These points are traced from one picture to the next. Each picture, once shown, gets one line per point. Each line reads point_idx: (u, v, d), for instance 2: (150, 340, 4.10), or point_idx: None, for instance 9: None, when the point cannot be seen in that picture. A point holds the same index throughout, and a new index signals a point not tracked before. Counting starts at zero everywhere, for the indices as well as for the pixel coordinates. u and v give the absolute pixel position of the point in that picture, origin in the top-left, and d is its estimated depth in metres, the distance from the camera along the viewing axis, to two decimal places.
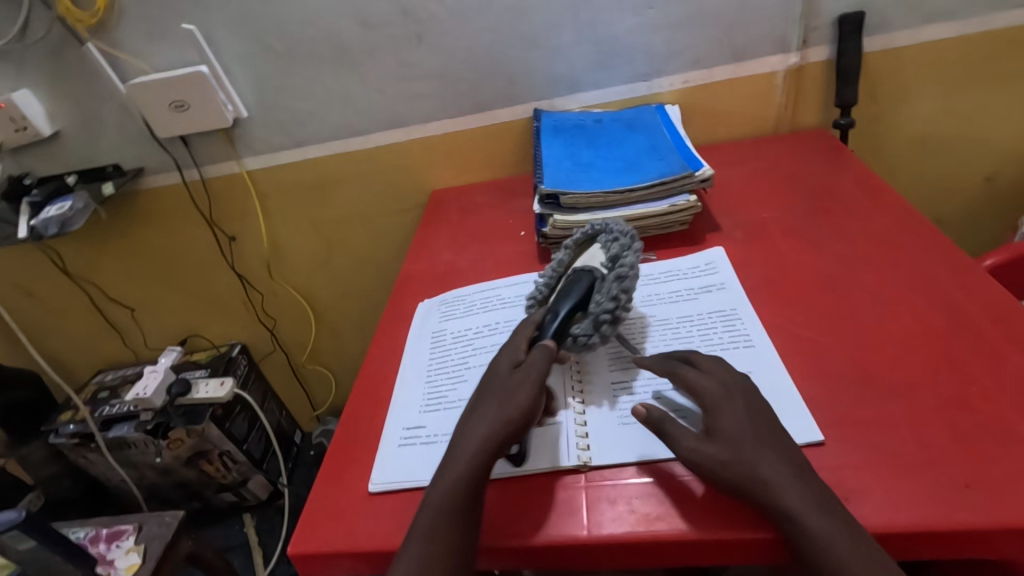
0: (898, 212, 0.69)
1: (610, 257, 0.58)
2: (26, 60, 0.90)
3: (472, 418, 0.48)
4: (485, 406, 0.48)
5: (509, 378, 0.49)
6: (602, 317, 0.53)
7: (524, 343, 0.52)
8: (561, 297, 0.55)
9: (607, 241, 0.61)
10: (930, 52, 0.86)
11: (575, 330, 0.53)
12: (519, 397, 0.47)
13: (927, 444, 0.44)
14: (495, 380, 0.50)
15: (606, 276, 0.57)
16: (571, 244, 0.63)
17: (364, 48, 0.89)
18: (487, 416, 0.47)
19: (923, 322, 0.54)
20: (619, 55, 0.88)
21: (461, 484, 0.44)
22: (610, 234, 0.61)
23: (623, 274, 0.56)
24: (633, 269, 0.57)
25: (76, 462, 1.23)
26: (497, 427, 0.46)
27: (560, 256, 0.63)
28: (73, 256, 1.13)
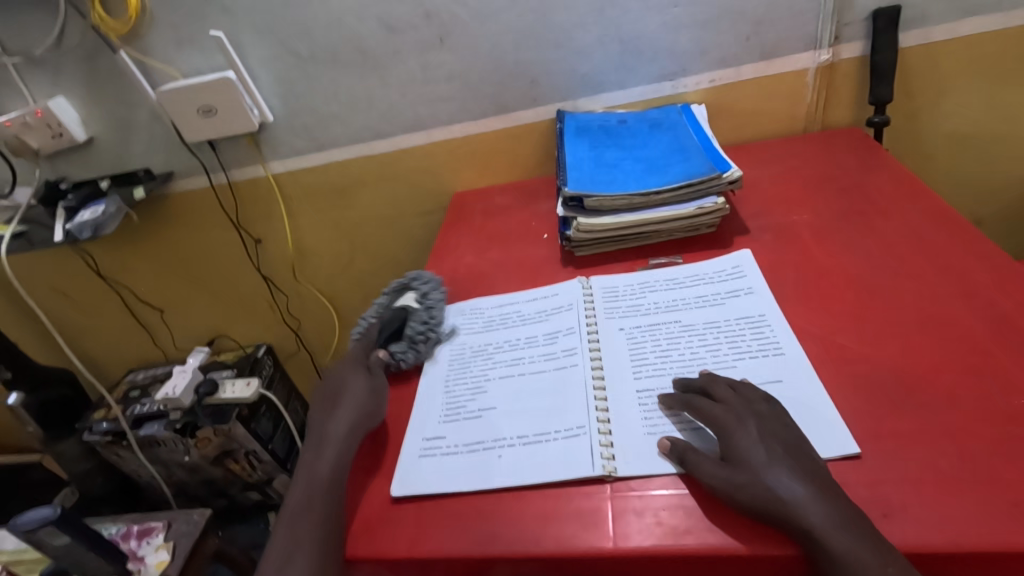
0: (937, 215, 0.66)
1: (420, 297, 0.69)
2: (62, 68, 0.93)
3: (334, 413, 0.55)
4: (345, 401, 0.56)
5: (353, 377, 0.58)
6: (416, 337, 0.64)
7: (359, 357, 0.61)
8: (385, 324, 0.65)
9: (419, 287, 0.70)
10: (969, 46, 0.82)
11: (394, 350, 0.63)
12: (370, 399, 0.56)
13: (973, 459, 0.42)
14: (344, 380, 0.58)
15: (416, 310, 0.67)
16: (388, 292, 0.71)
17: (387, 51, 0.89)
18: (348, 409, 0.55)
19: (964, 331, 0.52)
20: (643, 54, 0.86)
21: (337, 458, 0.51)
22: (421, 281, 0.71)
23: (431, 311, 0.67)
24: (428, 317, 0.66)
25: (109, 459, 1.26)
26: (354, 416, 0.54)
27: (379, 301, 0.71)
28: (106, 258, 1.16)
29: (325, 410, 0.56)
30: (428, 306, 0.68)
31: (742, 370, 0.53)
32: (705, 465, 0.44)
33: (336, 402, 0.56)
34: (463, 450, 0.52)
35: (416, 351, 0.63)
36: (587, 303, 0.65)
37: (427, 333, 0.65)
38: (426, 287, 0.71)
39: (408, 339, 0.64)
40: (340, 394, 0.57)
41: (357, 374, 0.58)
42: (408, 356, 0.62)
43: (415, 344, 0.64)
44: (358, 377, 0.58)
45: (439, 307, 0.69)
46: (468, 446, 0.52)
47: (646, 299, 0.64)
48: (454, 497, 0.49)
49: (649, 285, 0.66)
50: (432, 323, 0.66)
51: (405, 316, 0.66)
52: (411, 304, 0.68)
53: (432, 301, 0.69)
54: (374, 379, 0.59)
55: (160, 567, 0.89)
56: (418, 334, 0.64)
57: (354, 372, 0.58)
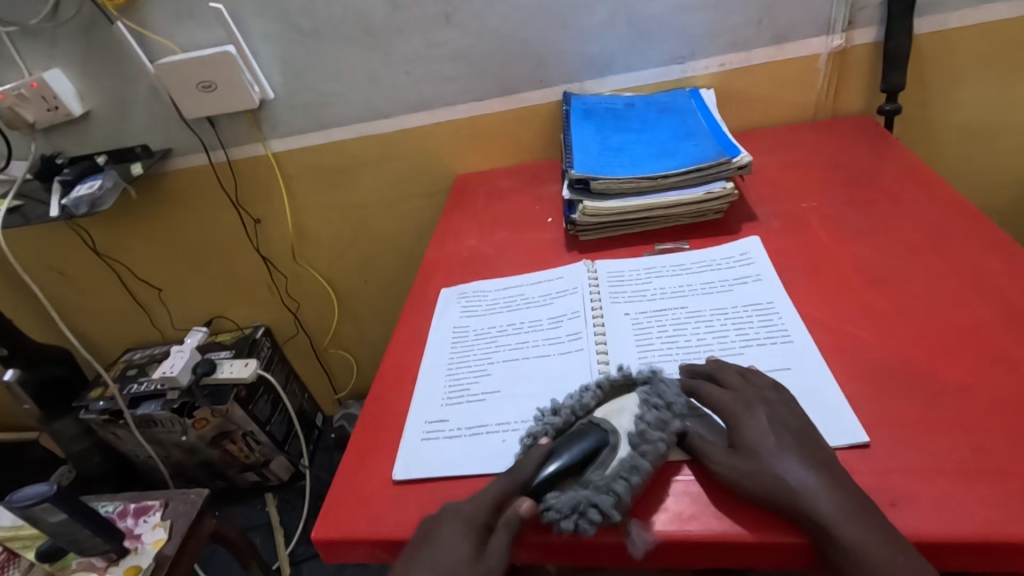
0: (949, 204, 0.65)
1: (646, 426, 0.45)
2: (58, 39, 0.90)
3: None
4: (429, 571, 0.40)
5: (455, 540, 0.41)
6: (589, 507, 0.41)
7: (485, 505, 0.43)
8: (566, 446, 0.45)
9: (648, 398, 0.47)
10: (984, 34, 0.81)
11: (549, 506, 0.42)
12: None
13: (983, 449, 0.42)
14: (444, 539, 0.41)
15: (622, 443, 0.45)
16: (602, 385, 0.50)
17: (391, 28, 0.87)
18: None
19: (974, 321, 0.51)
20: (652, 36, 0.85)
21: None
22: (655, 390, 0.48)
23: (642, 460, 0.43)
24: (653, 460, 0.43)
25: (106, 437, 1.26)
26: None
27: (585, 397, 0.50)
28: (103, 236, 1.15)
29: (407, 571, 0.41)
30: (634, 449, 0.44)
31: (750, 357, 0.52)
32: (714, 452, 0.43)
33: (410, 568, 0.41)
34: (466, 433, 0.52)
35: (578, 527, 0.41)
36: (593, 287, 0.64)
37: (609, 508, 0.41)
38: (663, 398, 0.47)
39: (580, 497, 0.42)
40: (416, 568, 0.41)
41: (461, 541, 0.41)
42: (565, 527, 0.41)
43: (584, 511, 0.41)
44: (459, 546, 0.41)
45: (655, 458, 0.44)
46: (470, 430, 0.52)
47: (653, 284, 0.63)
48: (455, 479, 0.48)
49: (655, 271, 0.65)
50: (628, 490, 0.42)
51: (592, 450, 0.45)
52: (622, 427, 0.47)
53: (650, 445, 0.44)
54: (479, 553, 0.41)
55: (156, 546, 0.88)
56: (596, 505, 0.41)
57: (464, 536, 0.41)
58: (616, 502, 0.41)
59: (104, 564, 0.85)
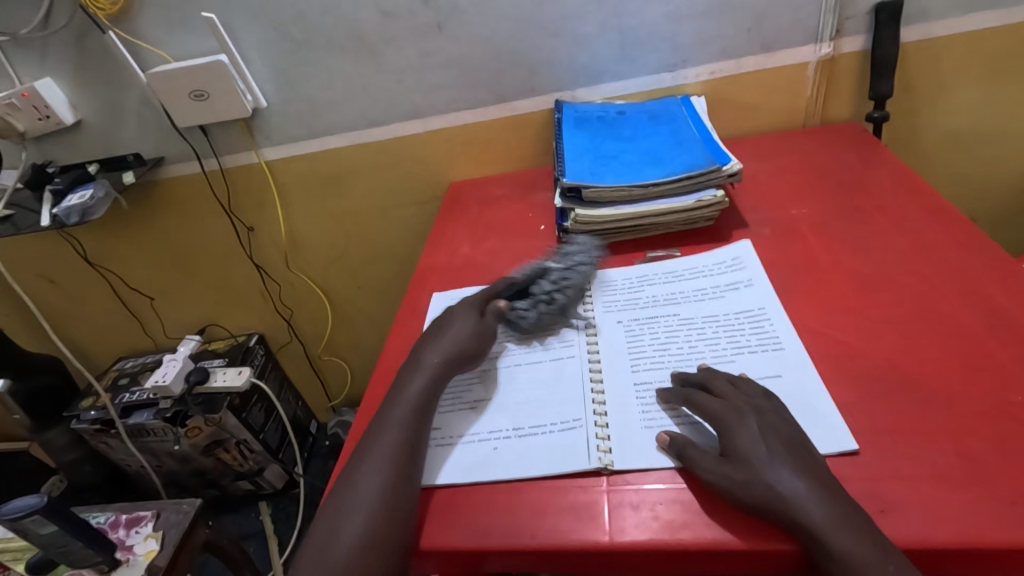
0: (937, 211, 0.66)
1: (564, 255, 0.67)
2: (49, 48, 0.90)
3: (432, 347, 0.55)
4: (447, 337, 0.56)
5: (462, 316, 0.58)
6: (543, 298, 0.61)
7: (478, 301, 0.60)
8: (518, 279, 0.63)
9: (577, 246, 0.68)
10: (969, 42, 0.82)
11: (518, 307, 0.61)
12: (476, 340, 0.56)
13: (970, 456, 0.42)
14: (452, 322, 0.57)
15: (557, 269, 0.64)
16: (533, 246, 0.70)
17: (383, 37, 0.87)
18: (446, 345, 0.55)
19: (963, 328, 0.52)
20: (644, 44, 0.85)
21: (426, 385, 0.52)
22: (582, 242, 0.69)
23: (572, 271, 0.64)
24: (586, 269, 0.65)
25: (97, 447, 1.25)
26: (452, 352, 0.54)
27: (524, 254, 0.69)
28: (95, 245, 1.14)
29: (427, 344, 0.56)
30: (568, 268, 0.64)
31: (741, 364, 0.53)
32: (705, 461, 0.44)
33: (438, 334, 0.57)
34: (457, 440, 0.52)
35: (537, 313, 0.60)
36: (585, 294, 0.65)
37: (552, 296, 0.61)
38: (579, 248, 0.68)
39: (536, 298, 0.61)
40: (446, 328, 0.57)
41: (469, 317, 0.57)
42: (531, 316, 0.60)
43: (538, 303, 0.61)
44: (467, 319, 0.57)
45: (587, 275, 0.65)
46: (461, 437, 0.52)
47: (645, 292, 0.64)
48: (446, 489, 0.48)
49: (648, 278, 0.66)
50: (567, 287, 0.62)
51: (539, 273, 0.64)
52: (553, 261, 0.66)
53: (579, 263, 0.66)
54: (483, 328, 0.57)
55: (148, 557, 0.88)
56: (545, 294, 0.61)
57: (467, 314, 0.58)
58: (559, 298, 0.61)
59: None
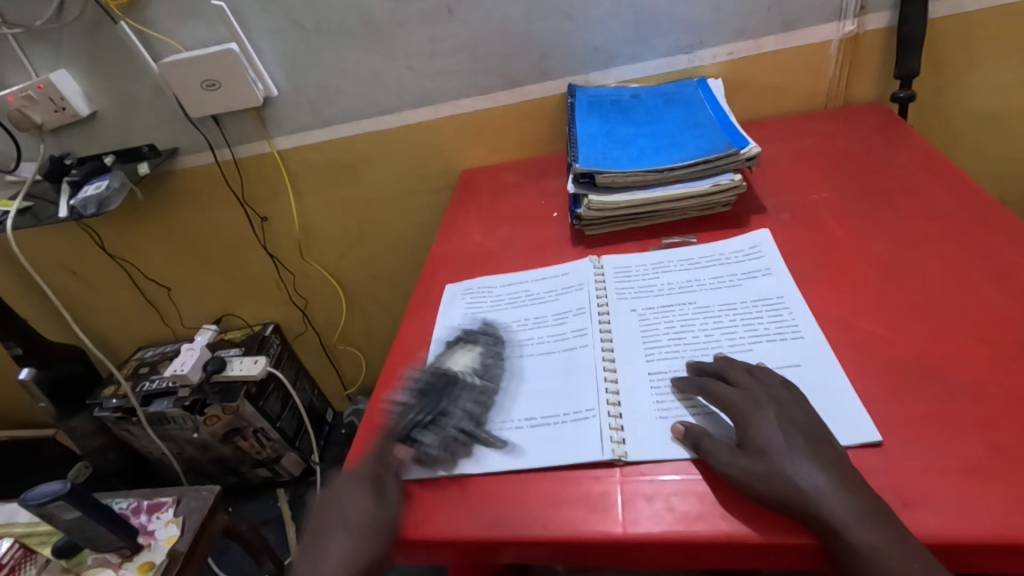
0: (966, 194, 0.63)
1: (477, 367, 0.56)
2: (63, 40, 0.91)
3: (341, 521, 0.46)
4: (340, 535, 0.45)
5: (358, 492, 0.47)
6: (454, 434, 0.50)
7: (376, 456, 0.49)
8: (417, 406, 0.52)
9: (482, 349, 0.59)
10: (1003, 17, 0.78)
11: (422, 444, 0.50)
12: (371, 539, 0.44)
13: (1000, 448, 0.41)
14: (343, 499, 0.47)
15: (467, 386, 0.54)
16: (443, 346, 0.60)
17: (393, 22, 0.86)
18: (344, 549, 0.44)
19: (993, 316, 0.50)
20: (659, 25, 0.83)
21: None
22: (487, 341, 0.60)
23: (483, 391, 0.54)
24: (497, 379, 0.55)
25: (120, 435, 1.28)
26: (345, 569, 0.43)
27: (428, 357, 0.59)
28: (113, 236, 1.16)
29: (319, 540, 0.45)
30: (480, 384, 0.55)
31: (759, 353, 0.51)
32: (722, 453, 0.43)
33: (328, 532, 0.45)
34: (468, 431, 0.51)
35: (448, 454, 0.49)
36: (599, 282, 0.64)
37: (469, 430, 0.50)
38: (485, 347, 0.59)
39: (443, 431, 0.50)
40: (338, 518, 0.46)
41: (364, 492, 0.47)
42: (438, 455, 0.49)
43: (448, 438, 0.50)
44: (363, 497, 0.46)
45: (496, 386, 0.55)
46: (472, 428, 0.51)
47: (660, 280, 0.62)
48: (456, 479, 0.48)
49: (663, 265, 0.64)
50: (479, 415, 0.52)
51: (445, 398, 0.53)
52: (463, 371, 0.56)
53: (488, 380, 0.55)
54: (382, 497, 0.47)
55: (170, 542, 0.89)
56: (458, 430, 0.50)
57: (364, 487, 0.47)
58: (474, 425, 0.51)
59: (118, 560, 0.86)
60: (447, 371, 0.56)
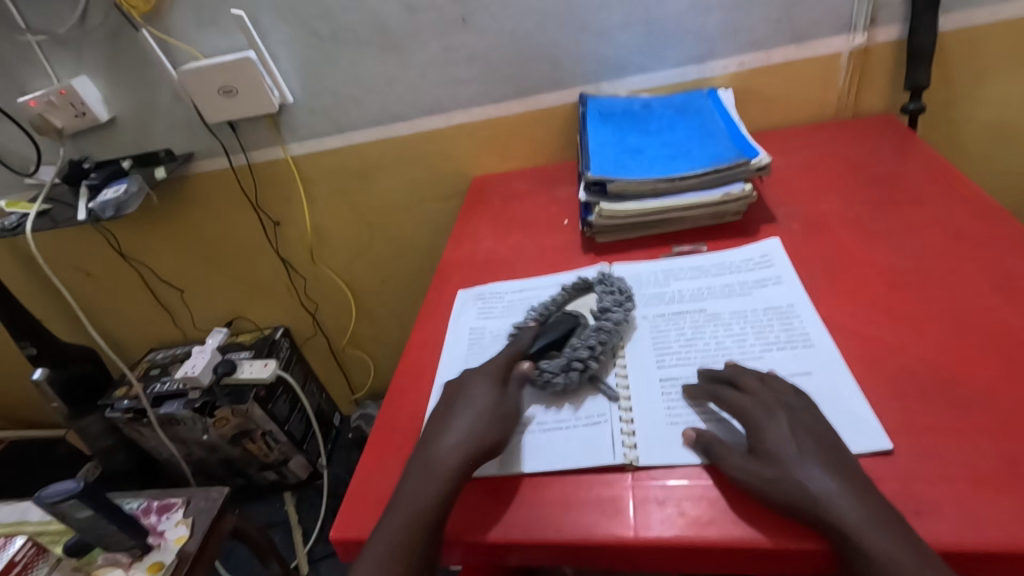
0: (976, 206, 0.63)
1: (600, 308, 0.59)
2: (85, 47, 0.93)
3: (457, 416, 0.49)
4: (463, 418, 0.49)
5: (482, 390, 0.51)
6: (574, 362, 0.53)
7: (504, 362, 0.53)
8: (543, 330, 0.56)
9: (603, 292, 0.61)
10: (1013, 30, 0.79)
11: (543, 366, 0.53)
12: (494, 424, 0.48)
13: (1010, 458, 0.41)
14: (470, 392, 0.51)
15: (589, 324, 0.58)
16: (570, 287, 0.63)
17: (408, 32, 0.88)
18: (465, 429, 0.48)
19: (1004, 326, 0.50)
20: (670, 36, 0.84)
21: (437, 500, 0.44)
22: (608, 285, 0.62)
23: (609, 329, 0.57)
24: (621, 323, 0.57)
25: (130, 436, 1.29)
26: (469, 442, 0.47)
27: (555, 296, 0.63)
28: (128, 239, 1.17)
29: (444, 420, 0.49)
30: (607, 324, 0.57)
31: (769, 361, 0.52)
32: (733, 458, 0.43)
33: (451, 413, 0.50)
34: None
35: (566, 378, 0.52)
36: None
37: (587, 360, 0.53)
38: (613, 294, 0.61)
39: (566, 358, 0.53)
40: (462, 404, 0.50)
41: (489, 388, 0.51)
42: (556, 380, 0.52)
43: (569, 367, 0.53)
44: (485, 395, 0.50)
45: (621, 326, 0.57)
46: None
47: (671, 287, 0.63)
48: (469, 481, 0.49)
49: (673, 273, 0.65)
50: (598, 349, 0.54)
51: (569, 329, 0.57)
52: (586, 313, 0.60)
53: (611, 321, 0.57)
54: (505, 396, 0.51)
55: (179, 542, 0.90)
56: (577, 358, 0.53)
57: (488, 383, 0.51)
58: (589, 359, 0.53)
59: (128, 560, 0.87)
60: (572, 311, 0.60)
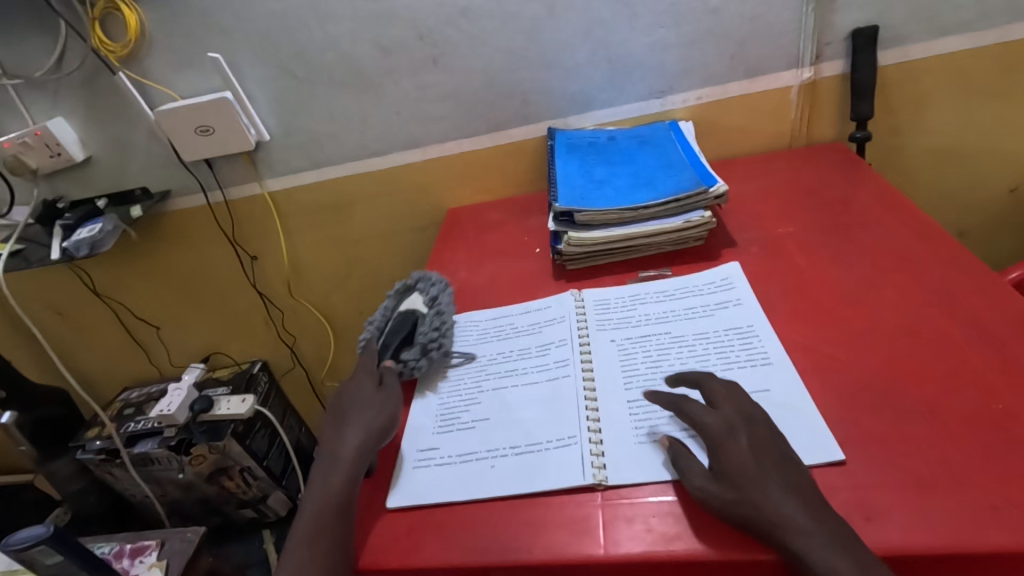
0: (919, 227, 0.68)
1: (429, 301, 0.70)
2: (61, 90, 0.94)
3: (347, 428, 0.54)
4: (355, 418, 0.55)
5: (364, 397, 0.57)
6: (428, 345, 0.64)
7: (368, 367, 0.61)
8: (391, 333, 0.65)
9: (425, 291, 0.72)
10: (946, 64, 0.85)
11: (405, 358, 0.63)
12: (380, 420, 0.55)
13: (955, 464, 0.43)
14: (353, 399, 0.57)
15: (425, 315, 0.68)
16: (393, 293, 0.72)
17: (382, 71, 0.91)
18: (360, 428, 0.54)
19: (946, 340, 0.53)
20: (632, 73, 0.89)
21: (344, 483, 0.50)
22: (427, 283, 0.73)
23: (439, 315, 0.68)
24: (448, 309, 0.69)
25: (102, 478, 1.26)
26: (364, 439, 0.53)
27: (386, 304, 0.71)
28: (103, 277, 1.17)
29: (334, 433, 0.54)
30: (437, 312, 0.68)
31: (730, 380, 0.54)
32: (694, 477, 0.45)
33: (342, 424, 0.55)
34: (456, 460, 0.53)
35: (428, 359, 0.63)
36: (580, 314, 0.67)
37: (438, 341, 0.64)
38: (434, 290, 0.72)
39: (420, 343, 0.64)
40: (346, 414, 0.56)
41: (371, 393, 0.57)
42: (420, 364, 0.62)
43: (424, 350, 0.63)
44: (365, 395, 0.57)
45: (448, 314, 0.69)
46: (461, 458, 0.53)
47: (638, 311, 0.65)
48: (445, 507, 0.50)
49: (640, 297, 0.68)
50: (442, 330, 0.66)
51: (414, 322, 0.67)
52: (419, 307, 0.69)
53: (438, 309, 0.69)
54: (387, 397, 0.57)
55: None
56: (430, 341, 0.64)
57: (366, 387, 0.58)
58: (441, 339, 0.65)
59: None
60: (407, 309, 0.69)
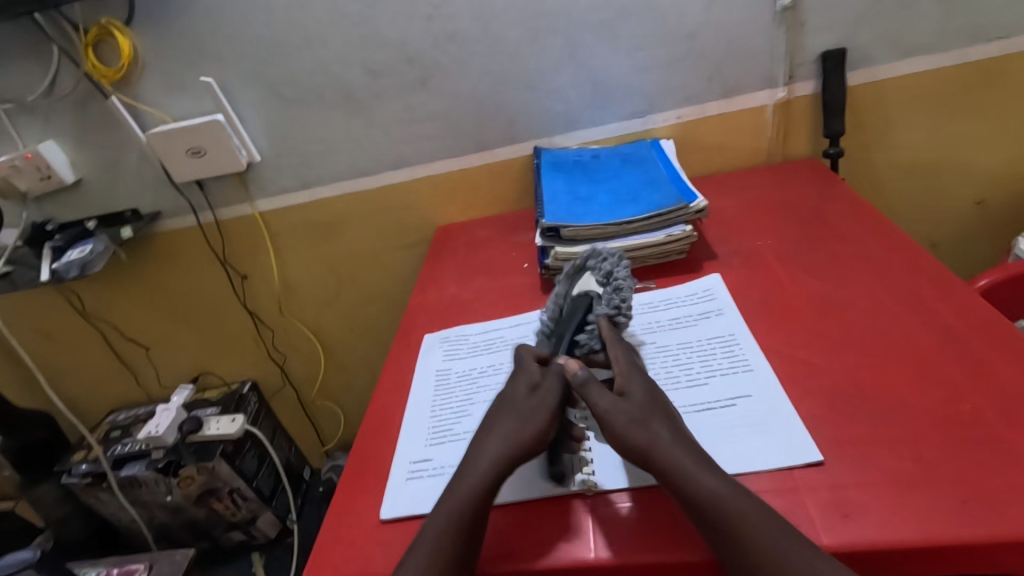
0: (890, 238, 0.71)
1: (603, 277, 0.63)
2: (53, 113, 0.95)
3: (488, 436, 0.51)
4: (508, 420, 0.52)
5: (521, 401, 0.53)
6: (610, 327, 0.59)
7: (534, 365, 0.56)
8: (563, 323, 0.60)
9: (596, 264, 0.65)
10: (911, 84, 0.90)
11: (582, 344, 0.58)
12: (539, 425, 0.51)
13: (926, 462, 0.45)
14: (511, 406, 0.53)
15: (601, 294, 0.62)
16: (563, 277, 0.66)
17: (371, 94, 0.93)
18: (508, 434, 0.51)
19: (917, 344, 0.56)
20: (614, 94, 0.92)
21: (485, 490, 0.47)
22: (598, 256, 0.65)
23: (619, 290, 0.61)
24: (627, 281, 0.63)
25: (87, 502, 1.24)
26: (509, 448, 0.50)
27: (557, 289, 0.65)
28: (91, 298, 1.17)
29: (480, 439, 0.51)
30: (611, 286, 0.62)
31: (713, 387, 0.56)
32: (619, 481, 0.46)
33: (486, 434, 0.52)
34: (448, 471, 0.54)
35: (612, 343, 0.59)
36: None
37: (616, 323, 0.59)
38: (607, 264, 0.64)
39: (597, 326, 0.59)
40: (499, 420, 0.52)
41: (524, 396, 0.54)
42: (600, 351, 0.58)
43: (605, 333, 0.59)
44: (530, 399, 0.53)
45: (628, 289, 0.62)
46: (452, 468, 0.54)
47: None
48: None
49: None
50: (622, 309, 0.60)
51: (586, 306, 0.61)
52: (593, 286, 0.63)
53: (614, 283, 0.62)
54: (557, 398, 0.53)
55: None
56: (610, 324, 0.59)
57: (527, 391, 0.54)
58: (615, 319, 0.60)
59: None
60: (580, 292, 0.63)
